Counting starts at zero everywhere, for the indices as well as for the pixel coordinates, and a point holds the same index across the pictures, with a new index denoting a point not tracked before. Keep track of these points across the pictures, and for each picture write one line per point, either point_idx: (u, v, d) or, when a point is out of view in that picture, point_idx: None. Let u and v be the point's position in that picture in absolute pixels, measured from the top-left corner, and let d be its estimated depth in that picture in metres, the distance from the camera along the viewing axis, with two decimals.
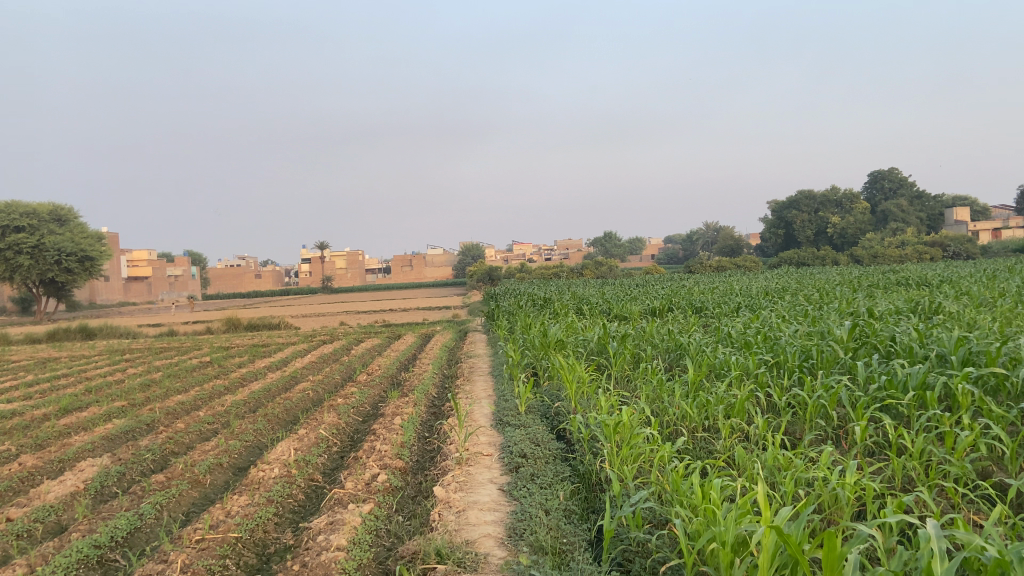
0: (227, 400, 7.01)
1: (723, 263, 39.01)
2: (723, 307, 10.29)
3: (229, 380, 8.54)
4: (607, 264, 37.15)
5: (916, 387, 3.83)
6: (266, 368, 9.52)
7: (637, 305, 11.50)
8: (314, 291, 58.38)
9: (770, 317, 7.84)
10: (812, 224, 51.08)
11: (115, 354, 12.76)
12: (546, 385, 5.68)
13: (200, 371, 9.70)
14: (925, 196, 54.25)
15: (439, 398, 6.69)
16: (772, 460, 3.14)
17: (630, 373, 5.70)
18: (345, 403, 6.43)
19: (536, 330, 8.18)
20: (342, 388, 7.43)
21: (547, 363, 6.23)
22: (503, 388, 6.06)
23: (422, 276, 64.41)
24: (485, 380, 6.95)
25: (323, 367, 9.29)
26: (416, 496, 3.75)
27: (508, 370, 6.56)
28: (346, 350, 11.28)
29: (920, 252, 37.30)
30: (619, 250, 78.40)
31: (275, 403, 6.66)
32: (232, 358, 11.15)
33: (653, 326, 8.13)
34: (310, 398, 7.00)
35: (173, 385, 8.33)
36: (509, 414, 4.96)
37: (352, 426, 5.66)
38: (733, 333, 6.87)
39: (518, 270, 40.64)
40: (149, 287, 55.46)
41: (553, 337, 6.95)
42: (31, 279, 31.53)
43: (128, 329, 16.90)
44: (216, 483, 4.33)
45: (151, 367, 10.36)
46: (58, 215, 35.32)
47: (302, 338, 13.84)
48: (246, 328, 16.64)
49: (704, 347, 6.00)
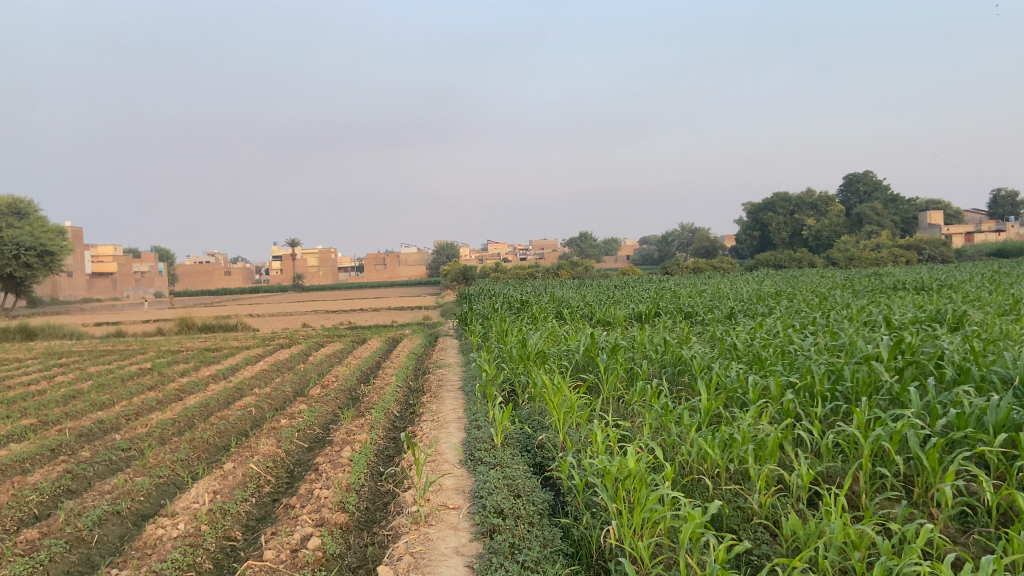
0: (154, 419, 6.00)
1: (700, 263, 38.45)
2: (715, 313, 9.46)
3: (165, 391, 7.51)
4: (583, 264, 36.36)
5: (1004, 426, 3.01)
6: (210, 377, 8.49)
7: (620, 309, 10.65)
8: (285, 288, 56.97)
9: (774, 325, 7.03)
10: (788, 225, 50.80)
11: (52, 358, 11.60)
12: (528, 408, 4.80)
13: (137, 379, 8.64)
14: (898, 200, 54.20)
15: (401, 420, 5.74)
16: (842, 536, 2.31)
17: (623, 399, 4.84)
18: (288, 426, 5.45)
19: (514, 339, 7.28)
20: (291, 405, 6.44)
21: (527, 382, 5.33)
22: (476, 409, 5.15)
23: (396, 274, 63.28)
24: (455, 397, 6.03)
25: (275, 378, 8.29)
26: (358, 572, 2.84)
27: (480, 388, 5.65)
28: (304, 356, 10.27)
29: (894, 255, 36.94)
30: (593, 251, 77.94)
31: (208, 424, 5.67)
32: (178, 363, 10.09)
33: (644, 335, 7.26)
34: (251, 418, 6.02)
35: (98, 397, 7.26)
36: (481, 447, 4.06)
37: (293, 458, 4.70)
38: (737, 342, 6.04)
39: (493, 269, 39.75)
40: (114, 284, 53.71)
41: (533, 349, 6.04)
42: None
43: (73, 328, 15.68)
44: (105, 541, 3.36)
45: (85, 374, 9.28)
46: (18, 208, 33.73)
47: (259, 341, 12.78)
48: (200, 329, 15.52)
49: (711, 362, 5.16)
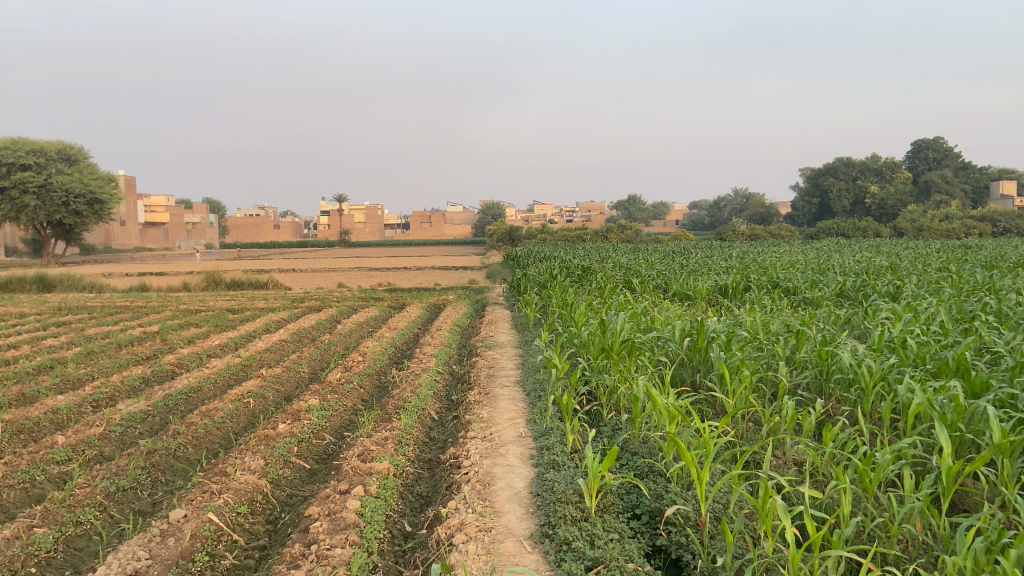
0: (120, 410, 4.59)
1: (759, 229, 36.20)
2: (823, 290, 7.73)
3: (155, 366, 6.13)
4: (635, 228, 34.41)
5: None
6: (216, 348, 7.10)
7: (702, 280, 9.01)
8: (331, 244, 56.12)
9: (935, 315, 5.31)
10: (850, 193, 47.74)
11: (58, 314, 10.40)
12: (628, 435, 3.28)
13: (133, 347, 7.31)
14: (970, 168, 50.76)
15: (441, 431, 4.22)
16: None
17: (767, 427, 3.30)
18: (285, 433, 3.95)
19: (586, 320, 5.71)
20: (299, 396, 4.98)
21: (618, 391, 3.80)
22: (546, 429, 3.62)
23: (441, 232, 61.98)
24: (512, 398, 4.50)
25: (292, 353, 6.84)
26: None
27: (550, 392, 4.11)
28: (332, 324, 8.85)
29: (967, 225, 34.01)
30: (644, 214, 75.64)
31: (184, 423, 4.24)
32: (187, 327, 8.72)
33: (752, 317, 5.65)
34: (245, 414, 4.58)
35: (72, 372, 5.90)
36: (566, 508, 2.56)
37: (282, 495, 3.22)
38: (900, 337, 4.43)
39: (542, 228, 38.02)
40: (165, 234, 53.44)
41: (618, 338, 4.48)
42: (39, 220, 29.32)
43: (95, 280, 14.56)
44: None
45: (80, 337, 7.99)
46: (66, 154, 32.79)
47: (286, 302, 11.42)
48: (227, 286, 14.23)
49: (891, 373, 3.61)
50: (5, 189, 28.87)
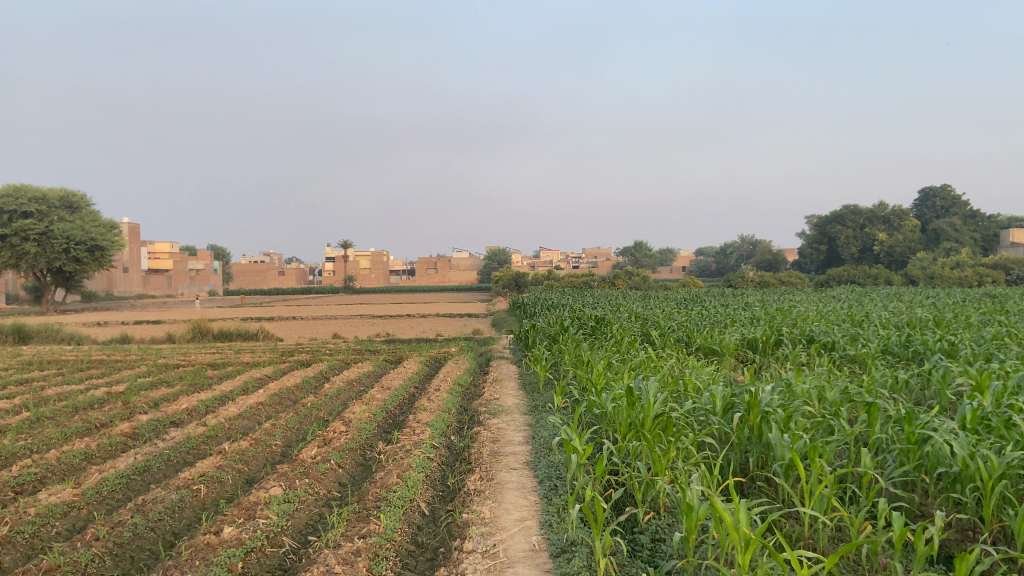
0: (38, 501, 3.73)
1: (769, 277, 35.32)
2: (867, 346, 6.86)
3: (104, 437, 5.27)
4: (642, 275, 33.58)
5: None
6: (183, 414, 6.23)
7: (728, 333, 8.16)
8: (335, 291, 55.45)
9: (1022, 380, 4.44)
10: (858, 240, 46.95)
11: (27, 370, 9.58)
12: (680, 561, 2.43)
13: (90, 411, 6.46)
14: (979, 216, 50.03)
15: (432, 534, 3.34)
16: None
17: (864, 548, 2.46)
18: (231, 539, 3.09)
19: (607, 384, 4.87)
20: (263, 480, 4.10)
21: (659, 489, 2.96)
22: (569, 543, 2.77)
23: (446, 278, 61.28)
24: (522, 489, 3.63)
25: (268, 419, 5.98)
26: None
27: (571, 486, 3.25)
28: (319, 382, 7.99)
29: (980, 273, 32.98)
30: (650, 261, 74.93)
31: (107, 523, 3.36)
32: (159, 386, 7.88)
33: (802, 382, 4.81)
34: (189, 507, 3.70)
35: (6, 445, 5.04)
36: None
37: None
38: (1001, 414, 3.57)
39: (548, 275, 37.26)
40: (169, 281, 52.88)
41: (652, 413, 3.64)
42: (39, 268, 28.67)
43: (76, 330, 13.75)
44: None
45: (35, 398, 7.15)
46: (70, 202, 32.36)
47: (275, 356, 10.57)
48: (217, 337, 13.39)
49: (1013, 466, 2.79)
50: (7, 236, 28.31)
